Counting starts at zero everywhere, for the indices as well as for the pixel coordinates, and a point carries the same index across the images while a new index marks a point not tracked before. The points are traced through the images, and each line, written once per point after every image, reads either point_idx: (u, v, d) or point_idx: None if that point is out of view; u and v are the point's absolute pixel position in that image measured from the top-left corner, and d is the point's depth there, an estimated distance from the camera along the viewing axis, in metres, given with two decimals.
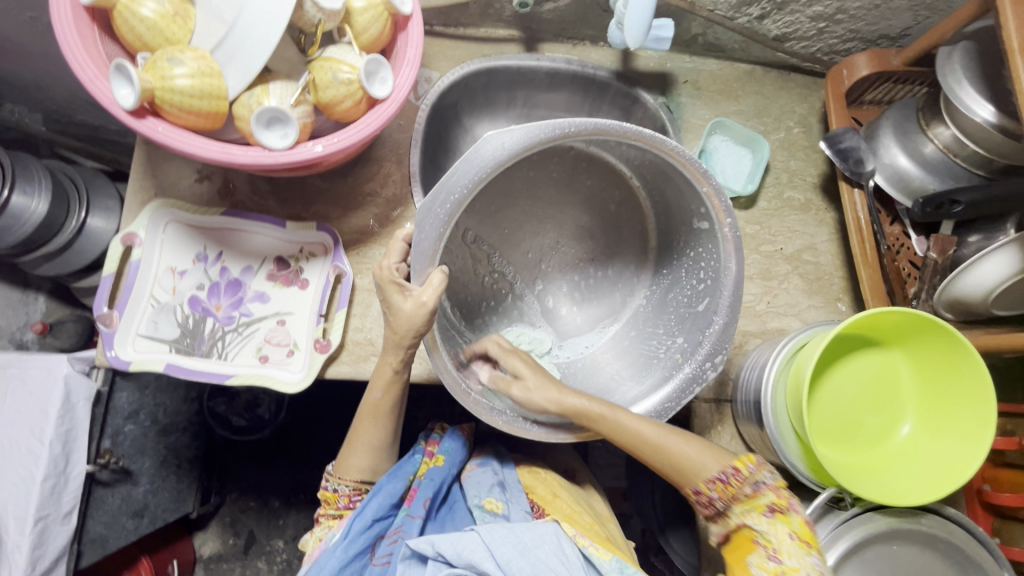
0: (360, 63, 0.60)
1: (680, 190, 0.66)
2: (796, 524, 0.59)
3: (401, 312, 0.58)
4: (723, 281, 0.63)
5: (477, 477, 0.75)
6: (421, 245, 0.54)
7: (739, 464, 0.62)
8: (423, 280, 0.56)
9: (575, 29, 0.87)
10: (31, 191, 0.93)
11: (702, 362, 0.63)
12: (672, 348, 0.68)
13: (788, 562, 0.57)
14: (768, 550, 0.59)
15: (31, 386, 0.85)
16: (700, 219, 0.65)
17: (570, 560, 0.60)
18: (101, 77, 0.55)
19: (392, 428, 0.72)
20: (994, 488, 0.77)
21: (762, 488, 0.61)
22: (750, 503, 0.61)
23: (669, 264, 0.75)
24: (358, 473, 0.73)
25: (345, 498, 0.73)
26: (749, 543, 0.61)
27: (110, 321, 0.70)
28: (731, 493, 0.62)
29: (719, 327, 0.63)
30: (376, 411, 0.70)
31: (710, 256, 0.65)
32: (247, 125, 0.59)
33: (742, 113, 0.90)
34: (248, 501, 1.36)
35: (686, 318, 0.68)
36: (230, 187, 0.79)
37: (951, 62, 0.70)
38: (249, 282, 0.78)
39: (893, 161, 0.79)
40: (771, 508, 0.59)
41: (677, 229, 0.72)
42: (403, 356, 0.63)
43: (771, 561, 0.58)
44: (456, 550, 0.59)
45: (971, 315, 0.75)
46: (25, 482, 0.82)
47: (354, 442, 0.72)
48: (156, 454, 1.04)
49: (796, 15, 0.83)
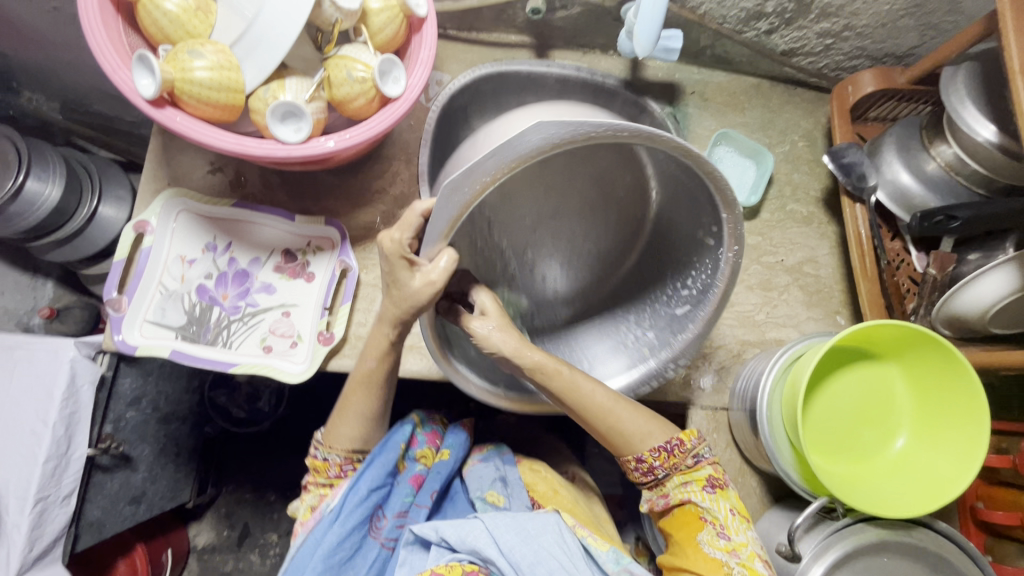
0: (374, 62, 0.61)
1: (694, 204, 0.61)
2: (733, 499, 0.66)
3: (408, 287, 0.57)
4: (709, 295, 0.61)
5: (479, 471, 0.77)
6: (438, 221, 0.52)
7: (684, 436, 0.67)
8: (437, 254, 0.55)
9: (586, 38, 0.89)
10: (45, 177, 0.94)
11: (665, 361, 0.65)
12: (641, 342, 0.69)
13: (736, 538, 0.63)
14: (716, 527, 0.65)
15: (37, 369, 0.86)
16: (707, 233, 0.61)
17: (570, 548, 0.61)
18: (123, 67, 0.57)
19: (384, 396, 0.69)
20: (987, 506, 0.78)
21: (702, 461, 0.68)
22: (691, 475, 0.67)
23: (664, 260, 0.71)
24: (350, 443, 0.70)
25: (336, 468, 0.71)
26: (696, 520, 0.66)
27: (118, 306, 0.72)
28: (674, 463, 0.67)
29: (692, 337, 0.63)
30: (368, 379, 0.67)
31: (704, 269, 0.62)
32: (263, 119, 0.60)
33: (748, 126, 0.91)
34: (244, 494, 1.36)
35: (662, 317, 0.68)
36: (241, 180, 0.80)
37: (955, 82, 0.71)
38: (257, 273, 0.79)
39: (895, 177, 0.80)
40: (712, 483, 0.66)
41: (677, 231, 0.68)
42: (398, 329, 0.63)
43: (721, 538, 0.64)
44: (459, 536, 0.60)
45: (969, 333, 0.76)
46: (27, 463, 0.83)
47: (347, 413, 0.69)
48: (155, 442, 1.05)
49: (804, 31, 0.84)
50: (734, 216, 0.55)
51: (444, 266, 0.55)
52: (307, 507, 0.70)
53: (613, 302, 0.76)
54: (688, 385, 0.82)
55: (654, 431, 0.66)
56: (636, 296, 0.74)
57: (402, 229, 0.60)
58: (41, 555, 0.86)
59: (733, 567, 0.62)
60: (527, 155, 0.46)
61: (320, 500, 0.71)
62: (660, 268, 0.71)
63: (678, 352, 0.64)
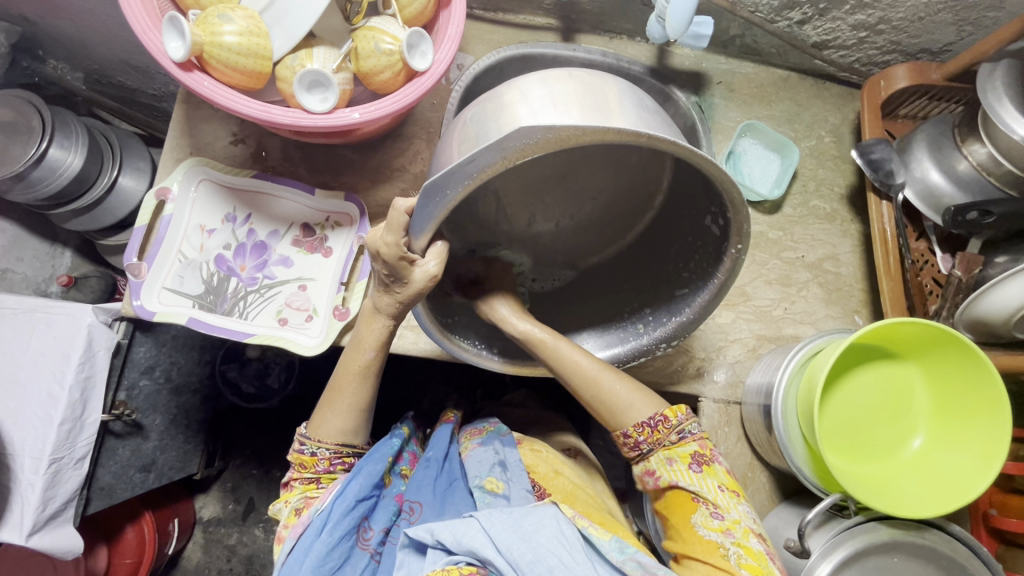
0: (402, 35, 0.61)
1: (701, 185, 0.59)
2: (722, 476, 0.64)
3: (410, 283, 0.57)
4: (707, 282, 0.61)
5: (478, 456, 0.76)
6: (426, 213, 0.49)
7: (668, 412, 0.66)
8: (425, 252, 0.55)
9: (613, 23, 0.88)
10: (67, 146, 0.95)
11: (657, 339, 0.67)
12: (637, 318, 0.70)
13: (729, 516, 0.62)
14: (709, 508, 0.63)
15: (55, 333, 0.87)
16: (714, 219, 0.58)
17: (571, 541, 0.58)
18: (153, 28, 0.56)
19: (375, 388, 0.72)
20: (1000, 513, 0.77)
21: (688, 437, 0.66)
22: (676, 451, 0.66)
23: (670, 239, 0.68)
24: (340, 436, 0.72)
25: (325, 462, 0.72)
26: (688, 501, 0.64)
27: (138, 272, 0.72)
28: (658, 438, 0.66)
29: (686, 319, 0.63)
30: (367, 371, 0.70)
31: (707, 255, 0.61)
32: (289, 86, 0.60)
33: (774, 118, 0.90)
34: (251, 468, 1.38)
35: (660, 296, 0.68)
36: (262, 152, 0.81)
37: (993, 78, 0.69)
38: (275, 246, 0.79)
39: (925, 176, 0.79)
40: (698, 461, 0.65)
41: (686, 211, 0.65)
42: (394, 319, 0.66)
43: (715, 519, 0.62)
44: (456, 538, 0.57)
45: (993, 337, 0.74)
46: (42, 424, 0.85)
47: (337, 404, 0.71)
48: (167, 411, 1.07)
49: (837, 22, 0.82)
50: (740, 216, 0.51)
51: (433, 268, 0.55)
52: (291, 509, 0.69)
53: (616, 276, 0.75)
54: (700, 377, 0.82)
55: (637, 402, 0.66)
56: (637, 272, 0.73)
57: (392, 230, 0.54)
58: (53, 515, 0.87)
59: (729, 547, 0.60)
60: (506, 155, 0.42)
61: (305, 501, 0.70)
62: (666, 247, 0.69)
63: (672, 331, 0.65)
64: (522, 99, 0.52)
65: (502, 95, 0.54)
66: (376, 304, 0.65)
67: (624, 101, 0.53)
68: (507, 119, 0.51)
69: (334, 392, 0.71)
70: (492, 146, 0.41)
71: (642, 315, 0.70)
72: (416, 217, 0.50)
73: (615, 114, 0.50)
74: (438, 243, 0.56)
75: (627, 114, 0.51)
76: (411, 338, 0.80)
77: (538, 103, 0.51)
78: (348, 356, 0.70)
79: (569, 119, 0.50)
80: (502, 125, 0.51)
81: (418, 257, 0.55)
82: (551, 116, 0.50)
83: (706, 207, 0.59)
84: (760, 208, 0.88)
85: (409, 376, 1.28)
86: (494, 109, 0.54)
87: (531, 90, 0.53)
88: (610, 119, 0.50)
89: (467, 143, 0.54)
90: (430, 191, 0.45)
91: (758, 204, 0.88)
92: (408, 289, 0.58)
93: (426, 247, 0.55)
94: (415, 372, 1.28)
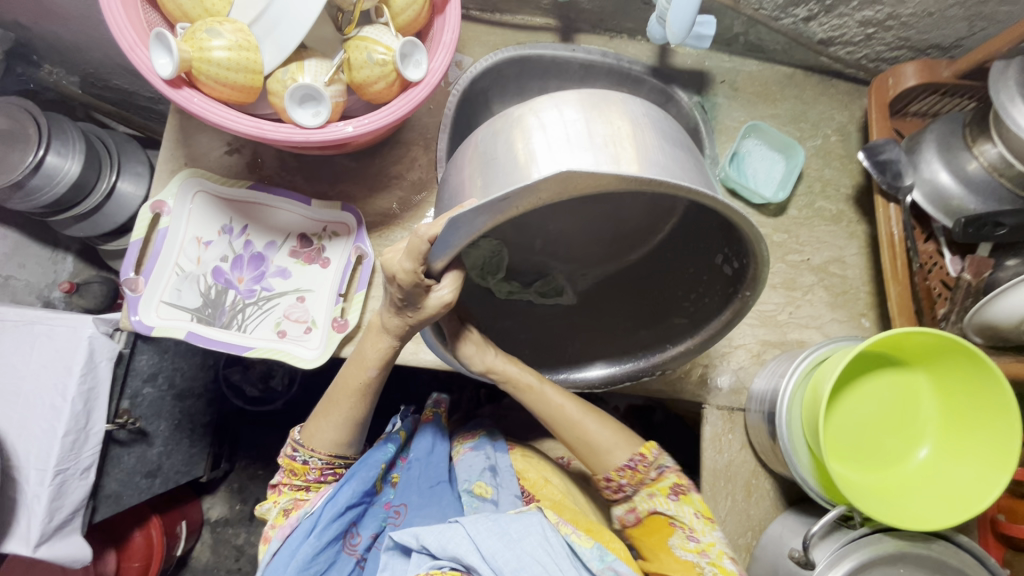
0: (396, 45, 0.59)
1: (712, 223, 0.59)
2: (697, 503, 0.67)
3: (423, 309, 0.56)
4: (711, 321, 0.60)
5: (469, 461, 0.76)
6: (449, 241, 0.47)
7: (645, 451, 0.69)
8: (439, 278, 0.54)
9: (614, 22, 0.86)
10: (64, 153, 0.94)
11: (655, 363, 0.65)
12: (634, 340, 0.69)
13: (704, 540, 0.64)
14: (685, 531, 0.66)
15: (56, 344, 0.87)
16: (726, 260, 0.58)
17: (555, 550, 0.57)
18: (140, 45, 0.56)
19: (373, 403, 0.71)
20: (1008, 519, 0.76)
21: (665, 471, 0.69)
22: (655, 487, 0.69)
23: (678, 264, 0.67)
24: (332, 446, 0.71)
25: (316, 471, 0.72)
26: (665, 526, 0.67)
27: (135, 286, 0.72)
28: (639, 478, 0.69)
29: (682, 352, 0.63)
30: (368, 388, 0.69)
31: (714, 294, 0.60)
32: (281, 101, 0.59)
33: (779, 118, 0.88)
34: (257, 469, 1.38)
35: (664, 322, 0.67)
36: (258, 161, 0.80)
37: (1005, 77, 0.67)
38: (272, 257, 0.78)
39: (933, 177, 0.77)
40: (675, 491, 0.68)
41: (696, 240, 0.64)
42: (401, 340, 0.64)
43: (691, 541, 0.65)
44: (440, 543, 0.56)
45: (1002, 342, 0.72)
46: (47, 436, 0.85)
47: (333, 415, 0.70)
48: (171, 417, 1.07)
49: (844, 19, 0.80)
50: (758, 263, 0.50)
51: (446, 295, 0.54)
52: (280, 509, 0.70)
53: (623, 292, 0.73)
54: (703, 384, 0.81)
55: (620, 445, 0.70)
56: (643, 291, 0.71)
57: (411, 258, 0.50)
58: (60, 525, 0.88)
59: (704, 567, 0.63)
60: (541, 195, 0.40)
61: (293, 502, 0.71)
62: (677, 270, 0.67)
63: (669, 359, 0.64)
64: (538, 124, 0.51)
65: (514, 114, 0.53)
66: (384, 322, 0.63)
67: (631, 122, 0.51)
68: (520, 144, 0.51)
69: (330, 403, 0.70)
70: (528, 188, 0.39)
71: (643, 340, 0.68)
72: (440, 242, 0.47)
73: (625, 143, 0.49)
74: (453, 268, 0.55)
75: (642, 145, 0.50)
76: (411, 348, 0.80)
77: (553, 131, 0.50)
78: (349, 371, 0.68)
79: (580, 147, 0.49)
80: (518, 158, 0.50)
81: (434, 283, 0.53)
82: (565, 151, 0.49)
83: (719, 244, 0.59)
84: (765, 210, 0.86)
85: (411, 378, 1.28)
86: (505, 130, 0.53)
87: (544, 111, 0.51)
88: (620, 151, 0.48)
89: (480, 166, 0.53)
90: (456, 222, 0.43)
91: (762, 206, 0.86)
92: (420, 314, 0.56)
93: (442, 272, 0.53)
94: (418, 374, 1.28)
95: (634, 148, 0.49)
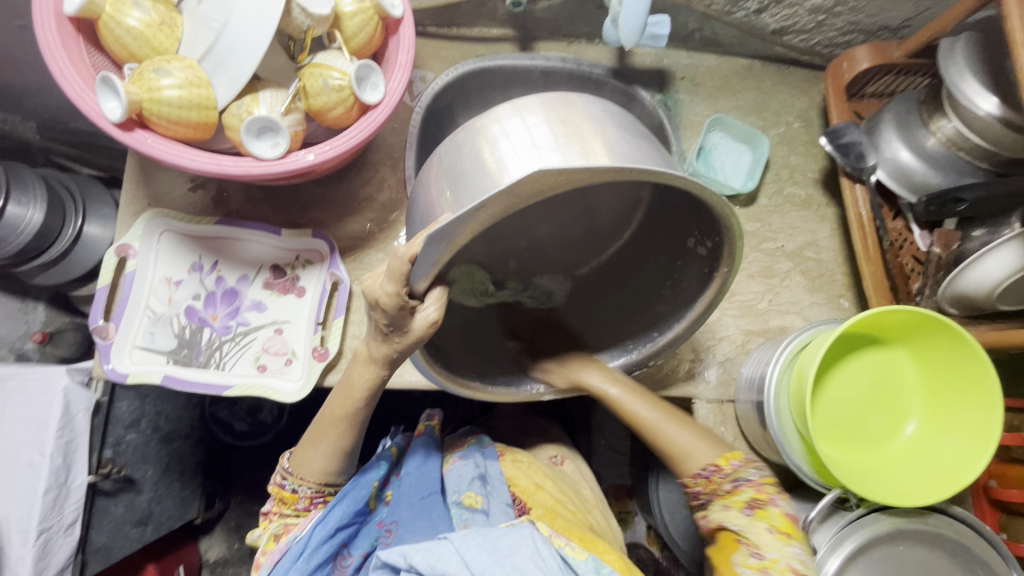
0: (351, 69, 0.59)
1: (678, 206, 0.60)
2: (775, 519, 0.57)
3: (410, 331, 0.51)
4: (694, 302, 0.60)
5: (457, 471, 0.75)
6: (430, 256, 0.43)
7: (721, 461, 0.62)
8: (424, 298, 0.50)
9: (570, 27, 0.86)
10: (25, 202, 0.92)
11: (646, 355, 0.65)
12: (622, 334, 0.69)
13: (768, 557, 0.55)
14: (751, 547, 0.57)
15: (30, 399, 0.85)
16: (698, 241, 0.58)
17: (546, 564, 0.57)
18: (87, 89, 0.55)
19: (361, 431, 0.68)
20: (1000, 484, 0.77)
21: (742, 484, 0.60)
22: (730, 500, 0.61)
23: (650, 251, 0.68)
24: (321, 475, 0.68)
25: (306, 500, 0.70)
26: (733, 541, 0.59)
27: (106, 333, 0.70)
28: (712, 488, 0.62)
29: (672, 338, 0.62)
30: (355, 418, 0.65)
31: (693, 275, 0.61)
32: (237, 135, 0.58)
33: (742, 109, 0.89)
34: (253, 505, 1.35)
35: (646, 313, 0.67)
36: (223, 196, 0.79)
37: (953, 54, 0.69)
38: (246, 291, 0.77)
39: (895, 156, 0.78)
40: (750, 505, 0.59)
41: (665, 228, 0.64)
42: (388, 369, 0.61)
43: (754, 558, 0.56)
44: (429, 561, 0.55)
45: (976, 311, 0.74)
46: (27, 494, 0.83)
47: (322, 445, 0.67)
48: (158, 462, 1.03)
49: (795, 8, 0.81)
50: (732, 236, 0.51)
51: (433, 313, 0.50)
52: (270, 535, 0.69)
53: (605, 288, 0.73)
54: (692, 378, 0.81)
55: (698, 450, 0.63)
56: (621, 283, 0.71)
57: (393, 279, 0.47)
58: None
59: None
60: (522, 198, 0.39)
61: (284, 527, 0.69)
62: (650, 259, 0.68)
63: (659, 349, 0.64)
64: (502, 134, 0.51)
65: (478, 126, 0.53)
66: (370, 352, 0.59)
67: (590, 114, 0.51)
68: (489, 155, 0.51)
69: (319, 433, 0.67)
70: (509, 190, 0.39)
71: (628, 333, 0.68)
72: (423, 264, 0.45)
73: (592, 139, 0.49)
74: (437, 286, 0.51)
75: (607, 139, 0.49)
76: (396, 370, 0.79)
77: (518, 139, 0.50)
78: (335, 400, 0.64)
79: (548, 150, 0.48)
80: (488, 169, 0.50)
81: (418, 304, 0.49)
82: (533, 157, 0.49)
83: (688, 228, 0.59)
84: (736, 201, 0.87)
85: (403, 398, 1.26)
86: (469, 141, 0.53)
87: (507, 121, 0.51)
88: (590, 147, 0.48)
89: (447, 180, 0.53)
90: (437, 238, 0.41)
91: (733, 197, 0.87)
92: (406, 338, 0.52)
93: (426, 292, 0.49)
94: (409, 394, 1.26)
95: (599, 140, 0.49)
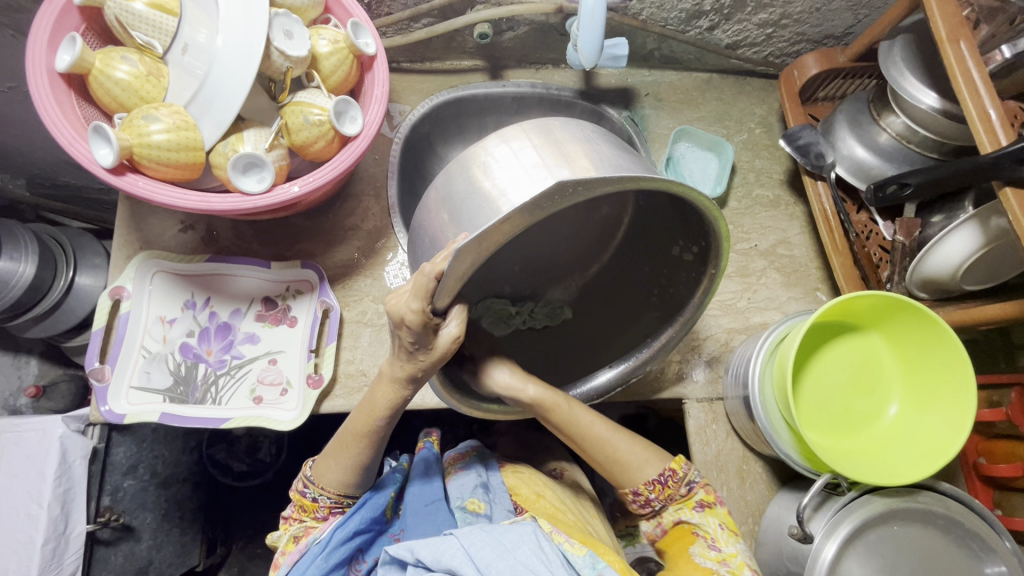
0: (329, 104, 0.63)
1: (663, 217, 0.63)
2: (722, 516, 0.65)
3: (434, 348, 0.53)
4: (684, 308, 0.63)
5: (460, 480, 0.76)
6: (453, 273, 0.45)
7: (675, 465, 0.66)
8: (445, 316, 0.52)
9: (537, 55, 0.91)
10: (17, 256, 0.94)
11: (642, 360, 0.67)
12: (618, 344, 0.71)
13: (726, 549, 0.61)
14: (707, 539, 0.63)
15: (27, 450, 0.85)
16: (684, 248, 0.61)
17: (550, 559, 0.57)
18: (79, 138, 0.58)
19: (382, 447, 0.69)
20: (989, 460, 0.79)
21: (694, 487, 0.66)
22: (683, 501, 0.67)
23: (636, 261, 0.71)
24: (340, 486, 0.68)
25: (325, 509, 0.70)
26: (689, 534, 0.65)
27: (102, 375, 0.71)
28: (668, 493, 0.66)
29: (665, 342, 0.65)
30: (375, 436, 0.66)
31: (679, 281, 0.63)
32: (224, 172, 0.61)
33: (705, 119, 0.94)
34: (256, 548, 1.32)
35: (640, 321, 0.70)
36: (213, 234, 0.81)
37: (892, 56, 0.74)
38: (239, 324, 0.79)
39: (851, 152, 0.82)
40: (701, 504, 0.66)
41: (650, 240, 0.68)
42: (411, 387, 0.61)
43: (712, 550, 0.62)
44: (434, 556, 0.56)
45: (944, 292, 0.78)
46: (25, 548, 0.82)
47: (342, 458, 0.67)
48: (157, 507, 1.01)
49: (743, 23, 0.87)
50: (716, 240, 0.53)
51: (455, 330, 0.52)
52: (290, 536, 0.69)
53: (598, 300, 0.75)
54: (681, 380, 0.83)
55: (648, 458, 0.67)
56: (611, 295, 0.74)
57: (418, 296, 0.48)
58: None
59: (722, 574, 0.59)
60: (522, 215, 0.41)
61: (304, 529, 0.70)
62: (638, 270, 0.70)
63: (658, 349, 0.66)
64: (491, 160, 0.54)
65: (467, 156, 0.56)
66: (393, 370, 0.60)
67: (574, 132, 0.55)
68: (476, 176, 0.54)
69: (339, 445, 0.67)
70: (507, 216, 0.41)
71: (625, 343, 0.70)
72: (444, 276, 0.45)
73: (575, 156, 0.52)
74: (458, 303, 0.52)
75: (591, 154, 0.53)
76: None
77: (506, 162, 0.53)
78: (357, 416, 0.66)
79: (532, 169, 0.52)
80: (479, 191, 0.54)
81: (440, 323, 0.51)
82: (524, 179, 0.52)
83: (673, 236, 0.62)
84: None
85: (402, 425, 1.26)
86: (462, 169, 0.56)
87: (495, 148, 0.55)
88: (572, 162, 0.52)
89: (446, 205, 0.57)
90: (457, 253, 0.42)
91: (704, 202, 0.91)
92: (433, 355, 0.54)
93: (448, 310, 0.51)
94: (409, 421, 1.26)
95: (584, 156, 0.52)
